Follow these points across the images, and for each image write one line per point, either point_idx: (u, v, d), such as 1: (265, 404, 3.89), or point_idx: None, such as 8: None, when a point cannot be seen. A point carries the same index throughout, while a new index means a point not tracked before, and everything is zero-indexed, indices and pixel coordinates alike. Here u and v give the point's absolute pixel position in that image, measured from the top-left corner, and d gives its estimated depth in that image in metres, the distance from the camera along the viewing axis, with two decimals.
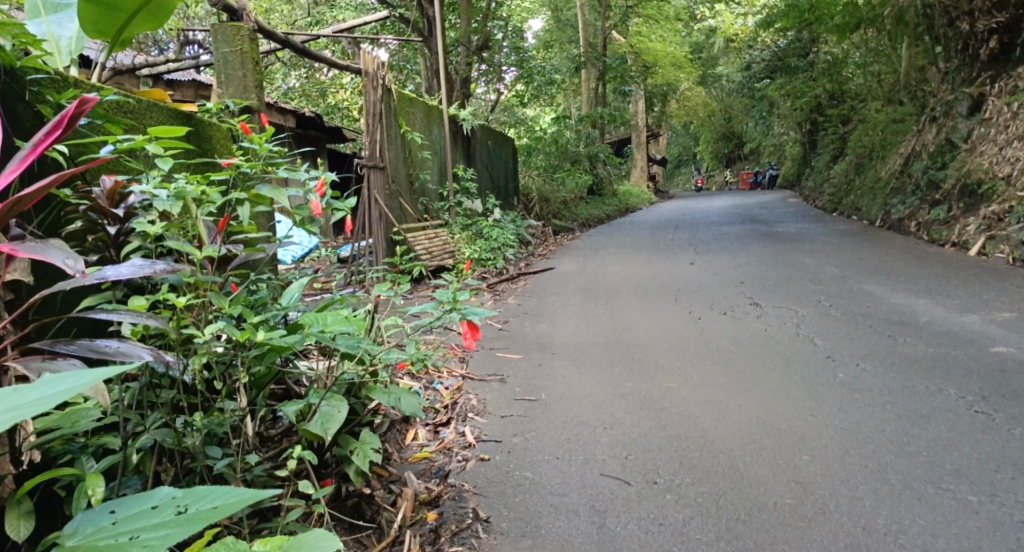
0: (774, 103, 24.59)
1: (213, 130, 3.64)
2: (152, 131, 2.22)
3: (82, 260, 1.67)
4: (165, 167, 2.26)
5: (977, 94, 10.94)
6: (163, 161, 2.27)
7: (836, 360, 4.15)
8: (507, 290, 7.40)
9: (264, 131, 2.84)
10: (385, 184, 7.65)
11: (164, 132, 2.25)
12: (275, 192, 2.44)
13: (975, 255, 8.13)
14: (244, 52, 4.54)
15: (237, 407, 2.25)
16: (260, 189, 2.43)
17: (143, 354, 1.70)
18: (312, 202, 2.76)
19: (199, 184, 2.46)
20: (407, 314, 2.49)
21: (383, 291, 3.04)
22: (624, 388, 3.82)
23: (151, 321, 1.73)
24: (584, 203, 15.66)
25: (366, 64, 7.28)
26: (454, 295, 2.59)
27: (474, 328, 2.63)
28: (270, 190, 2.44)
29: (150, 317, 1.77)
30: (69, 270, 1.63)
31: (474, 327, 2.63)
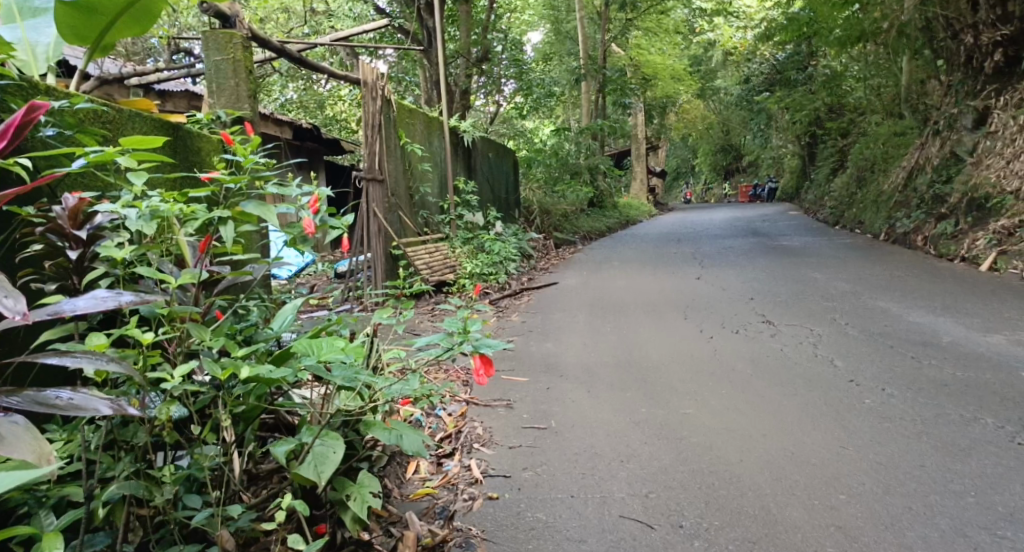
0: (773, 116, 24.49)
1: (201, 141, 3.45)
2: (123, 141, 2.00)
3: (22, 300, 1.53)
4: (138, 181, 2.04)
5: (983, 107, 10.78)
6: (136, 175, 2.06)
7: (861, 384, 3.93)
8: (511, 306, 7.18)
9: (251, 141, 2.62)
10: (384, 197, 7.45)
11: (138, 142, 2.04)
12: (262, 209, 2.21)
13: (987, 270, 7.92)
14: (237, 59, 4.34)
15: (219, 449, 2.04)
16: (245, 206, 2.21)
17: (99, 407, 1.53)
18: (304, 220, 2.53)
19: (177, 201, 2.24)
20: (414, 348, 2.26)
21: (383, 316, 2.82)
22: (639, 415, 3.60)
23: (110, 366, 1.56)
24: (584, 216, 15.46)
25: (364, 74, 7.10)
26: (466, 326, 2.36)
27: (487, 363, 2.39)
28: (256, 207, 2.21)
29: (110, 360, 1.58)
30: (4, 312, 1.48)
31: (487, 362, 2.39)
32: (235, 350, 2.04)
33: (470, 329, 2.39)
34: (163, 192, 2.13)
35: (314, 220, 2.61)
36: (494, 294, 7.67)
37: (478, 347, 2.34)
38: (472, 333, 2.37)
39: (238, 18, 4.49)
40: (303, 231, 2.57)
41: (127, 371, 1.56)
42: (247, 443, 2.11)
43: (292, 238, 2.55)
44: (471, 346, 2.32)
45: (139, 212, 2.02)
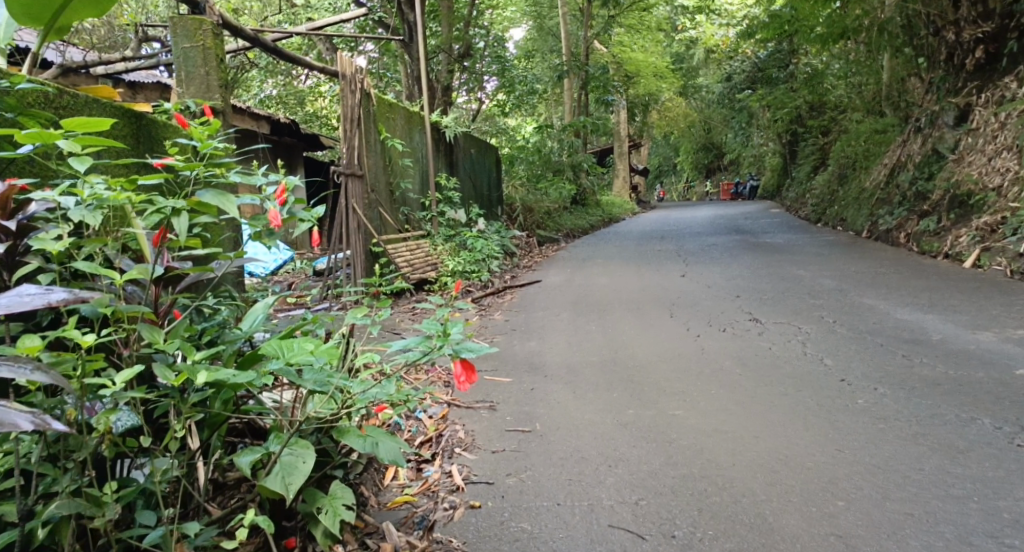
0: (754, 114, 24.53)
1: (165, 130, 3.27)
2: (65, 121, 1.82)
3: None
4: (81, 168, 1.86)
5: (964, 104, 10.78)
6: (80, 161, 1.88)
7: (853, 383, 3.83)
8: (493, 304, 7.04)
9: (210, 124, 2.46)
10: (364, 193, 7.27)
11: (81, 124, 1.84)
12: (220, 198, 2.07)
13: (971, 267, 7.89)
14: (207, 47, 4.16)
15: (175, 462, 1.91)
16: (201, 196, 2.06)
17: (17, 422, 1.39)
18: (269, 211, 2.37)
19: (127, 188, 2.07)
20: (390, 352, 2.09)
21: (355, 316, 2.68)
22: (625, 417, 3.48)
23: (34, 376, 1.41)
24: (567, 213, 15.34)
25: (343, 67, 6.92)
26: (446, 327, 2.20)
27: (470, 368, 2.23)
28: (215, 197, 2.07)
29: (35, 370, 1.43)
30: None
31: (469, 367, 2.23)
32: (192, 353, 1.90)
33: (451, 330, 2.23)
34: (110, 179, 1.98)
35: (280, 211, 2.45)
36: (477, 292, 7.53)
37: (459, 350, 2.17)
38: (453, 334, 2.21)
39: (208, 4, 4.30)
40: (269, 225, 2.43)
41: (52, 382, 1.41)
42: (214, 450, 2.06)
43: (258, 233, 2.42)
44: (451, 350, 2.15)
45: (87, 203, 1.89)
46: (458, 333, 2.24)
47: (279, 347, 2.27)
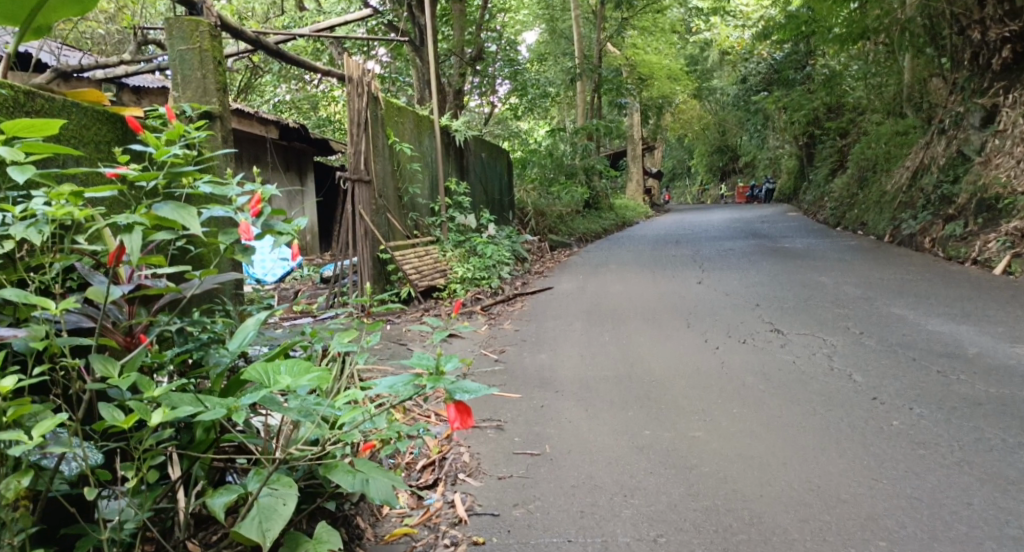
0: (770, 116, 24.18)
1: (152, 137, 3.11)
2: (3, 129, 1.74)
3: None
4: (22, 175, 1.77)
5: (991, 105, 10.45)
6: (22, 169, 1.79)
7: (886, 402, 3.59)
8: (504, 312, 6.85)
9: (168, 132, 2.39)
10: (372, 199, 7.12)
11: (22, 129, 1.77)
12: (179, 212, 1.94)
13: (1001, 273, 7.59)
14: (203, 49, 3.98)
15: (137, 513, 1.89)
16: (160, 210, 1.93)
17: None
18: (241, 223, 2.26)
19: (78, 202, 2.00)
20: (374, 389, 1.90)
21: (338, 347, 2.60)
22: (641, 440, 3.27)
23: None
24: (579, 217, 15.10)
25: (349, 69, 6.74)
26: (438, 362, 2.00)
27: (464, 411, 2.01)
28: (174, 211, 1.94)
29: None
30: None
31: (462, 410, 2.01)
32: (149, 389, 1.89)
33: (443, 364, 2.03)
34: (55, 194, 1.92)
35: (253, 225, 2.35)
36: (487, 300, 7.34)
37: (452, 388, 1.97)
38: (446, 369, 2.01)
39: (205, 4, 4.14)
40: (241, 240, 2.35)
41: None
42: (197, 481, 2.06)
43: (232, 247, 2.36)
44: (442, 387, 1.95)
45: (28, 223, 1.88)
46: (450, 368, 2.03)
47: (263, 370, 2.11)
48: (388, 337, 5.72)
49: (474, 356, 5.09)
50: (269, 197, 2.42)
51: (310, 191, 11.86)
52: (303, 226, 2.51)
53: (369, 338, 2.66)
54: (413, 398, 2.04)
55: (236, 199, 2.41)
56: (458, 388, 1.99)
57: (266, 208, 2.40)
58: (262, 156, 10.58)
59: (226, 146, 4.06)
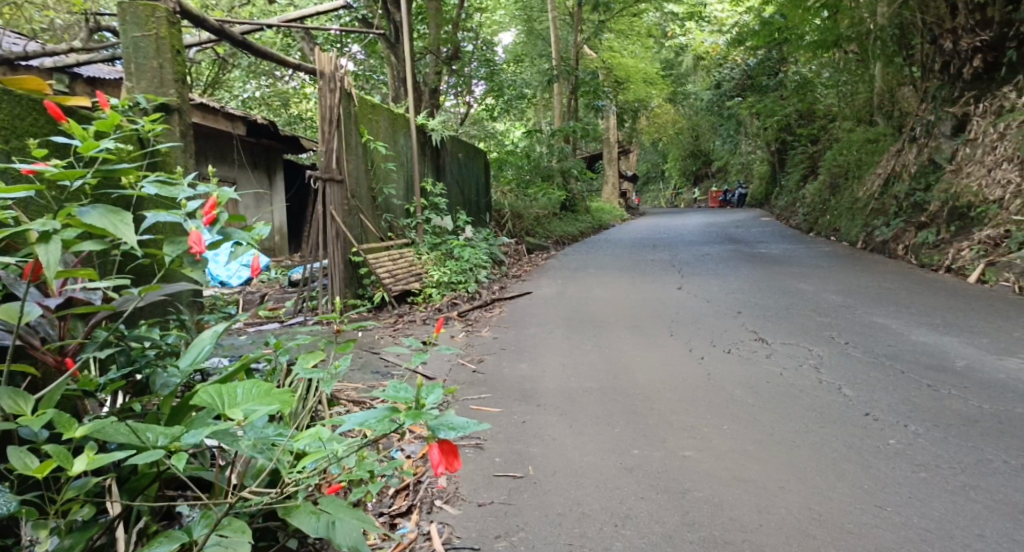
0: (743, 122, 24.25)
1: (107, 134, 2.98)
2: None
3: None
4: None
5: (962, 113, 10.46)
6: None
7: (880, 418, 3.46)
8: (481, 318, 6.63)
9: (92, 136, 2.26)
10: (343, 199, 6.85)
11: None
12: (108, 218, 1.89)
13: (975, 281, 7.55)
14: (160, 37, 3.75)
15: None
16: (87, 216, 1.88)
17: None
18: (189, 232, 2.07)
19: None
20: (351, 425, 1.73)
21: (305, 369, 2.41)
22: (630, 460, 3.10)
23: None
24: (556, 220, 14.93)
25: (321, 64, 6.50)
26: (421, 397, 1.85)
27: (450, 454, 1.80)
28: (102, 217, 1.89)
29: None
30: None
31: (447, 452, 1.80)
32: (70, 425, 1.74)
33: (425, 399, 1.88)
34: None
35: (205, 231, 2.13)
36: (463, 305, 7.11)
37: (437, 426, 1.82)
38: (429, 404, 1.86)
39: None
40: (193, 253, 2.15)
41: None
42: (140, 519, 1.89)
43: (181, 259, 2.20)
44: (425, 424, 1.79)
45: None
46: (433, 403, 1.89)
47: (217, 395, 1.93)
48: (360, 345, 5.47)
49: (451, 366, 4.87)
50: (226, 201, 2.23)
51: (280, 190, 11.51)
52: (264, 234, 2.33)
53: (335, 362, 2.46)
54: (389, 433, 1.87)
55: (185, 201, 2.18)
56: (441, 425, 1.84)
57: (221, 213, 2.20)
58: (228, 153, 10.24)
59: (183, 141, 3.82)
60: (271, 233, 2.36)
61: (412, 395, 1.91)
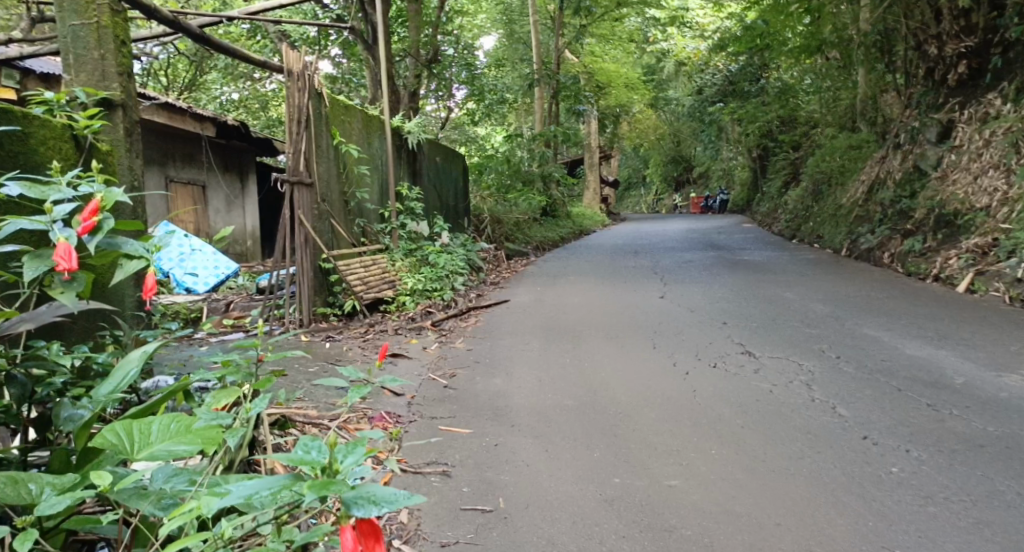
0: (723, 128, 24.17)
1: (35, 126, 2.92)
2: None
3: None
4: None
5: (947, 121, 10.35)
6: None
7: (880, 442, 3.24)
8: (456, 328, 6.33)
9: None
10: (312, 203, 6.53)
11: None
12: None
13: (964, 291, 7.38)
14: (102, 25, 3.43)
15: None
16: None
17: None
18: (58, 244, 1.81)
19: None
20: (230, 498, 1.33)
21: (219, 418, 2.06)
22: (610, 491, 2.85)
23: None
24: (537, 225, 14.70)
25: (288, 62, 6.18)
26: (333, 461, 1.43)
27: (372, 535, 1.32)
28: None
29: None
30: None
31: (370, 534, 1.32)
32: None
33: (338, 461, 1.45)
34: None
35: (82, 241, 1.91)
36: (437, 315, 6.81)
37: (353, 500, 1.33)
38: (343, 471, 1.43)
39: None
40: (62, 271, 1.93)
41: None
42: None
43: (52, 276, 2.03)
44: (336, 497, 1.33)
45: None
46: (348, 467, 1.44)
47: (133, 433, 1.67)
48: (327, 357, 5.18)
49: (421, 381, 4.58)
50: (110, 205, 2.01)
51: (252, 194, 11.16)
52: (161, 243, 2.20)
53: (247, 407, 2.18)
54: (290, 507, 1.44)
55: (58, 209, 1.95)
56: (359, 499, 1.35)
57: (103, 220, 1.98)
58: (196, 155, 9.86)
59: (128, 139, 3.52)
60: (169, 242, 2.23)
61: (324, 456, 1.49)
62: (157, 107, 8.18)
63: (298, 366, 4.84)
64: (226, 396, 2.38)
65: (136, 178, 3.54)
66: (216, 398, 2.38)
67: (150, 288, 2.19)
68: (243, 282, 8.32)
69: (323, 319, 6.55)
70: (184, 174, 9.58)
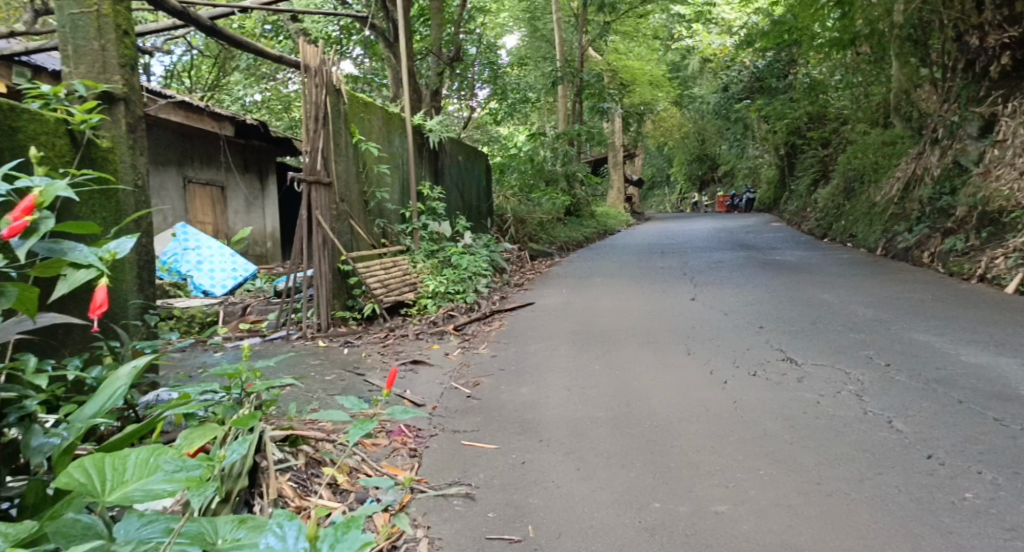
0: (749, 126, 23.66)
1: (24, 120, 2.76)
2: None
3: None
4: None
5: (989, 114, 9.85)
6: None
7: (950, 463, 2.92)
8: (478, 333, 6.08)
9: None
10: (331, 203, 6.33)
11: None
12: None
13: (1014, 292, 6.98)
14: (103, 14, 3.23)
15: None
16: None
17: None
18: None
19: None
20: None
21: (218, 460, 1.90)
22: (650, 518, 2.59)
23: None
24: (561, 225, 14.42)
25: (306, 57, 5.99)
26: None
27: None
28: None
29: None
30: None
31: None
32: None
33: None
34: None
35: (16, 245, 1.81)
36: (460, 318, 6.56)
37: None
38: None
39: None
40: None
41: None
42: None
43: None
44: None
45: None
46: None
47: (110, 467, 1.59)
48: (344, 364, 4.96)
49: (443, 390, 4.33)
50: (50, 206, 1.93)
51: (272, 195, 11.03)
52: (118, 252, 2.14)
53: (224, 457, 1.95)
54: None
55: None
56: None
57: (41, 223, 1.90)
58: (215, 156, 9.73)
59: (130, 135, 3.32)
60: (128, 250, 2.19)
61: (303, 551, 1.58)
62: (174, 106, 8.07)
63: (314, 375, 4.62)
64: (199, 437, 2.16)
65: (140, 176, 3.36)
66: (189, 440, 2.15)
67: (99, 304, 1.94)
68: (261, 284, 8.16)
69: (342, 322, 6.34)
70: (203, 175, 9.48)
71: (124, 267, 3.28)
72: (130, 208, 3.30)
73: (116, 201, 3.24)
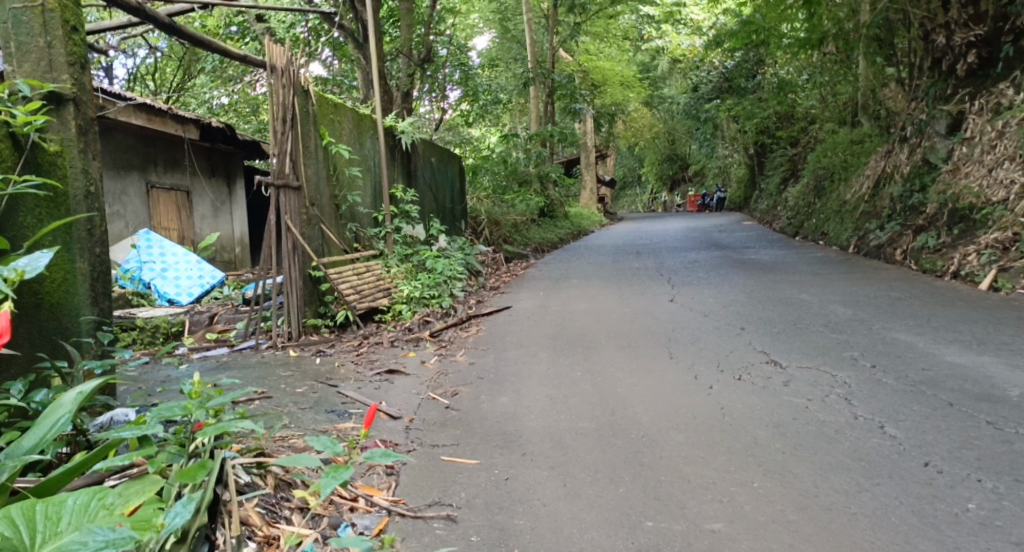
0: (719, 125, 23.78)
1: None
2: None
3: None
4: None
5: (957, 112, 9.90)
6: None
7: (947, 471, 2.84)
8: (455, 339, 5.90)
9: None
10: (301, 208, 6.12)
11: None
12: None
13: (987, 288, 7.00)
14: (47, 9, 3.01)
15: None
16: None
17: None
18: None
19: None
20: None
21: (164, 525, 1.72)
22: (645, 541, 2.47)
23: None
24: (535, 226, 14.30)
25: (272, 57, 5.75)
26: None
27: None
28: None
29: None
30: None
31: None
32: None
33: None
34: None
35: None
36: (435, 323, 6.39)
37: None
38: None
39: None
40: None
41: None
42: None
43: None
44: None
45: None
46: None
47: (44, 517, 1.68)
48: (316, 375, 4.76)
49: (420, 401, 4.15)
50: None
51: (240, 199, 10.72)
52: (29, 272, 2.37)
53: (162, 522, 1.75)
54: None
55: None
56: None
57: None
58: (179, 159, 9.42)
59: (80, 139, 3.11)
60: (39, 269, 2.42)
61: None
62: (134, 108, 7.76)
63: (284, 387, 4.41)
64: (137, 495, 1.88)
65: (91, 182, 3.16)
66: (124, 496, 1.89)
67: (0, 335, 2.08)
68: (228, 292, 7.90)
69: (314, 331, 6.12)
70: (166, 179, 9.18)
71: (77, 280, 3.07)
72: (81, 216, 3.09)
73: (67, 209, 3.03)
